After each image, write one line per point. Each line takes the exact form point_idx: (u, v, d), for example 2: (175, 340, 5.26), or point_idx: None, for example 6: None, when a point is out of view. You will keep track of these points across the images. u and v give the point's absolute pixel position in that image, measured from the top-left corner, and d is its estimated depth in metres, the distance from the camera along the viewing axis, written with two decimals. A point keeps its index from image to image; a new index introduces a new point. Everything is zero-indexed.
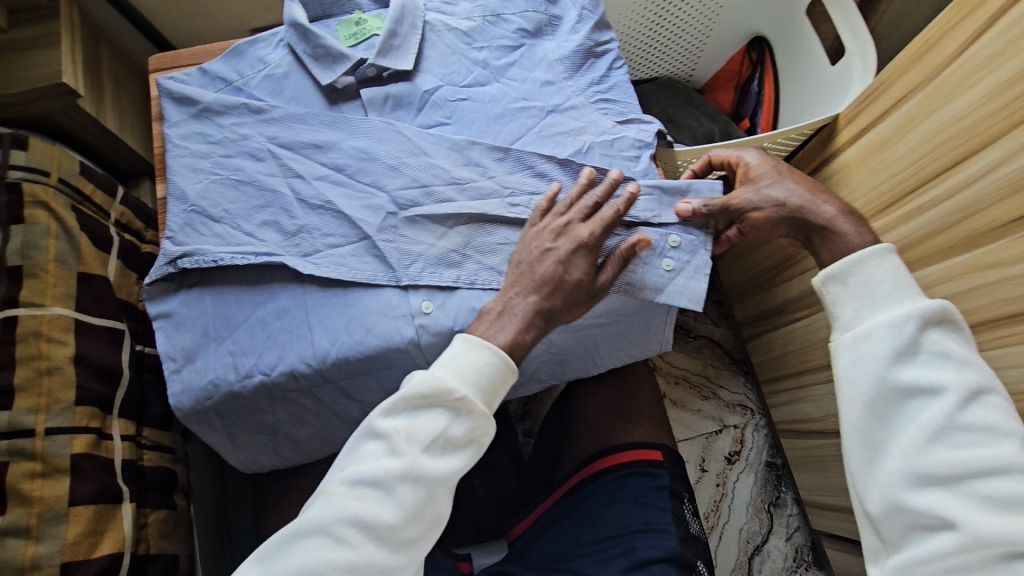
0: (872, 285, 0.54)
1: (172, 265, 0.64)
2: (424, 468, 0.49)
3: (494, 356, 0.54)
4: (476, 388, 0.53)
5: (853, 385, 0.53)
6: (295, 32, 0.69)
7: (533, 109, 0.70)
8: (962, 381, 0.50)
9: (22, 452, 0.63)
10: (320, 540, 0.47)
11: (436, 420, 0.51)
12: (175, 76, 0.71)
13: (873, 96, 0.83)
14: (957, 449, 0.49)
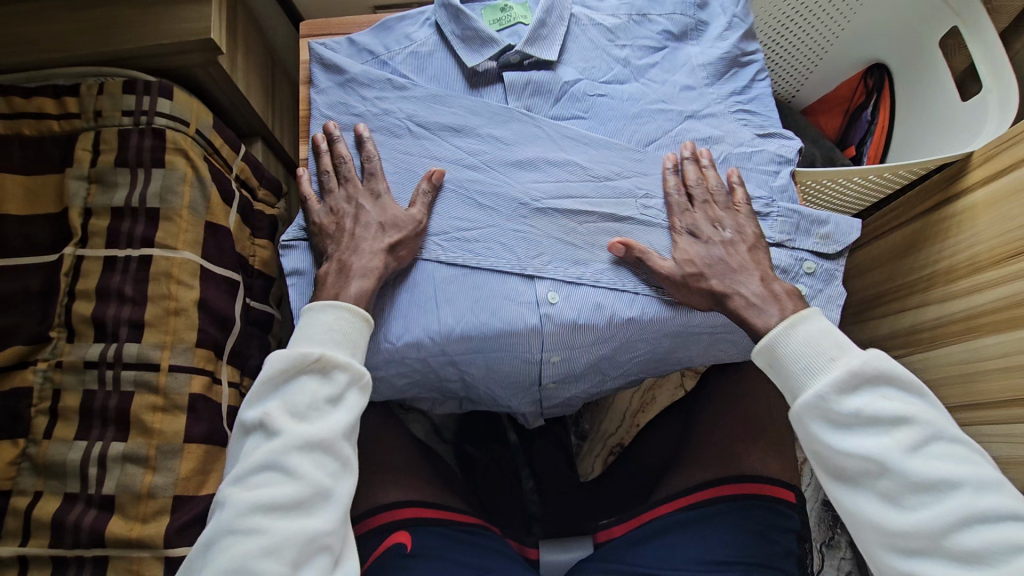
0: (800, 362, 0.55)
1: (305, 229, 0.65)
2: (299, 435, 0.52)
3: (344, 314, 0.57)
4: (337, 345, 0.56)
5: (816, 455, 0.55)
6: (447, 12, 0.71)
7: (671, 113, 0.70)
8: (896, 441, 0.52)
9: (148, 385, 0.68)
10: (236, 533, 0.50)
11: (304, 388, 0.54)
12: (326, 43, 0.73)
13: (1012, 141, 0.82)
14: (924, 511, 0.51)
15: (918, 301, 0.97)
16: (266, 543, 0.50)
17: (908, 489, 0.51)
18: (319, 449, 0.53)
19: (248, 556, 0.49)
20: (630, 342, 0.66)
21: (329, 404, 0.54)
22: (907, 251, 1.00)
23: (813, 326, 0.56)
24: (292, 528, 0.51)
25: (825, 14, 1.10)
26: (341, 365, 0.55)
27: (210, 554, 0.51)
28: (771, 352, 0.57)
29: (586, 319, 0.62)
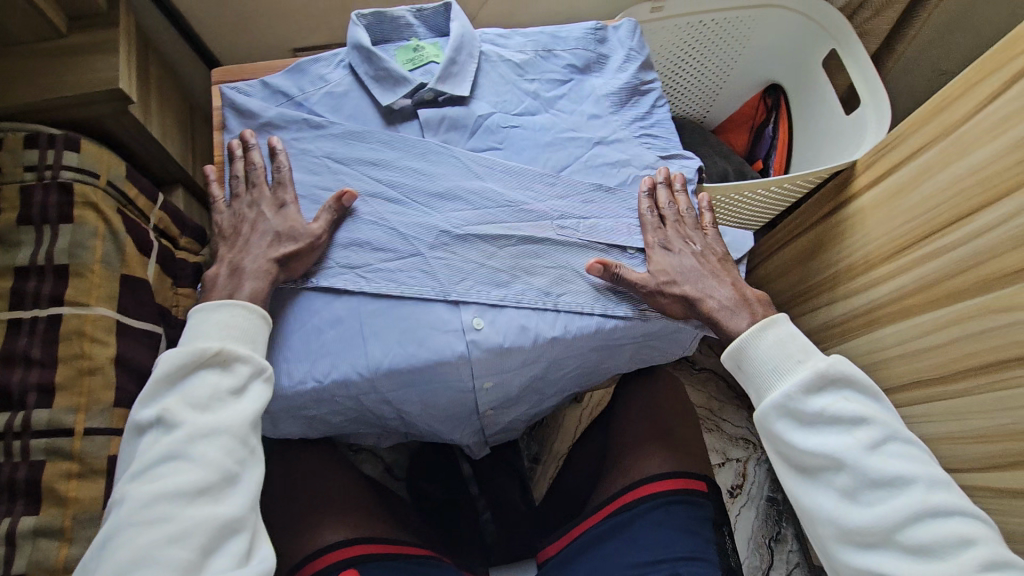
0: (764, 367, 0.61)
1: None
2: (205, 422, 0.53)
3: (233, 310, 0.58)
4: (235, 338, 0.57)
5: (778, 457, 0.60)
6: (359, 55, 0.73)
7: (581, 140, 0.74)
8: (856, 440, 0.56)
9: (61, 452, 0.64)
10: (138, 524, 0.49)
11: (204, 382, 0.55)
12: (238, 87, 0.74)
13: (889, 147, 0.90)
14: (874, 505, 0.55)
15: (830, 297, 1.05)
16: (173, 530, 0.49)
17: (861, 486, 0.55)
18: (228, 433, 0.53)
19: (154, 544, 0.48)
20: (558, 360, 0.68)
21: (235, 394, 0.55)
22: (816, 253, 1.08)
23: (773, 334, 0.61)
24: (195, 517, 0.50)
25: (727, 42, 1.18)
26: (242, 355, 0.56)
27: (105, 552, 0.49)
28: (740, 353, 0.62)
29: (512, 341, 0.64)
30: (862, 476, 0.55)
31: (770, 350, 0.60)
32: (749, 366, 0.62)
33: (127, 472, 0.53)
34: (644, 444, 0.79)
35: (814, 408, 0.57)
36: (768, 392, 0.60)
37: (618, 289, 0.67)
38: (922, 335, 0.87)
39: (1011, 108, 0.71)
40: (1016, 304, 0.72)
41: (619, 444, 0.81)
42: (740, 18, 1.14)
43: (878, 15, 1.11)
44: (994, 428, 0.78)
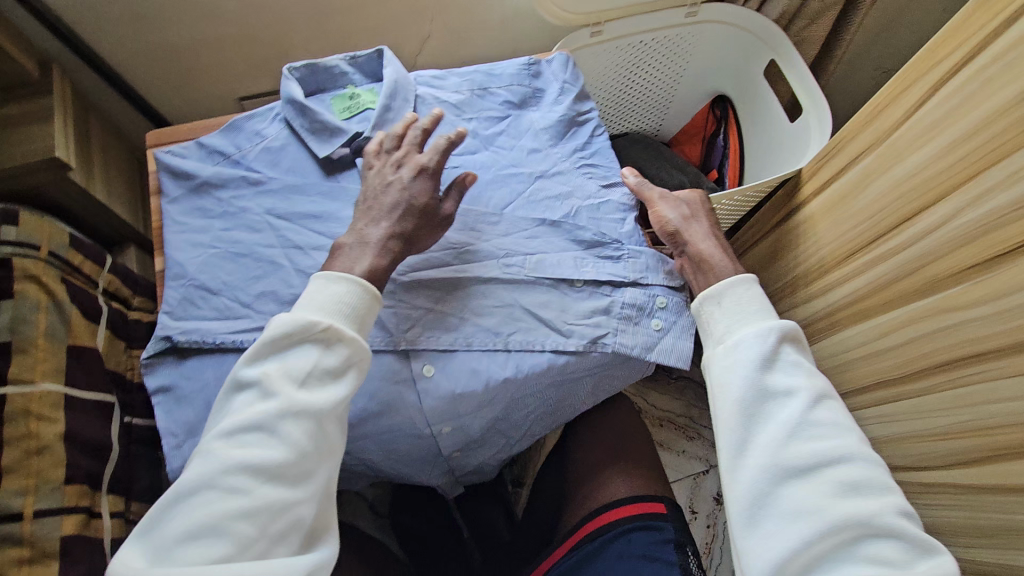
0: (722, 319, 0.66)
1: (168, 340, 0.64)
2: (298, 405, 0.55)
3: (353, 287, 0.60)
4: (347, 321, 0.59)
5: (728, 387, 0.62)
6: (293, 108, 0.73)
7: (522, 175, 0.75)
8: (811, 386, 0.61)
9: (10, 537, 0.61)
10: (216, 488, 0.53)
11: (307, 358, 0.57)
12: (174, 150, 0.74)
13: (834, 153, 0.91)
14: (810, 442, 0.58)
15: (792, 302, 1.07)
16: (248, 503, 0.52)
17: (794, 428, 0.59)
18: (313, 419, 0.56)
19: (227, 513, 0.52)
20: (516, 400, 0.68)
21: (331, 382, 0.58)
22: (775, 260, 1.10)
23: (752, 288, 0.67)
24: (266, 501, 0.53)
25: (669, 58, 1.20)
26: (345, 342, 0.58)
27: (181, 503, 0.53)
28: (700, 304, 0.68)
29: (464, 386, 0.64)
30: (795, 420, 0.59)
31: (749, 295, 0.65)
32: (726, 304, 0.66)
33: (218, 428, 0.56)
34: (604, 468, 0.80)
35: (761, 354, 0.62)
36: (719, 341, 0.65)
37: (567, 324, 0.67)
38: (880, 336, 0.88)
39: (940, 111, 0.71)
40: (965, 303, 0.73)
41: (579, 476, 0.82)
42: (680, 35, 1.15)
43: (813, 23, 1.14)
44: (954, 426, 0.79)
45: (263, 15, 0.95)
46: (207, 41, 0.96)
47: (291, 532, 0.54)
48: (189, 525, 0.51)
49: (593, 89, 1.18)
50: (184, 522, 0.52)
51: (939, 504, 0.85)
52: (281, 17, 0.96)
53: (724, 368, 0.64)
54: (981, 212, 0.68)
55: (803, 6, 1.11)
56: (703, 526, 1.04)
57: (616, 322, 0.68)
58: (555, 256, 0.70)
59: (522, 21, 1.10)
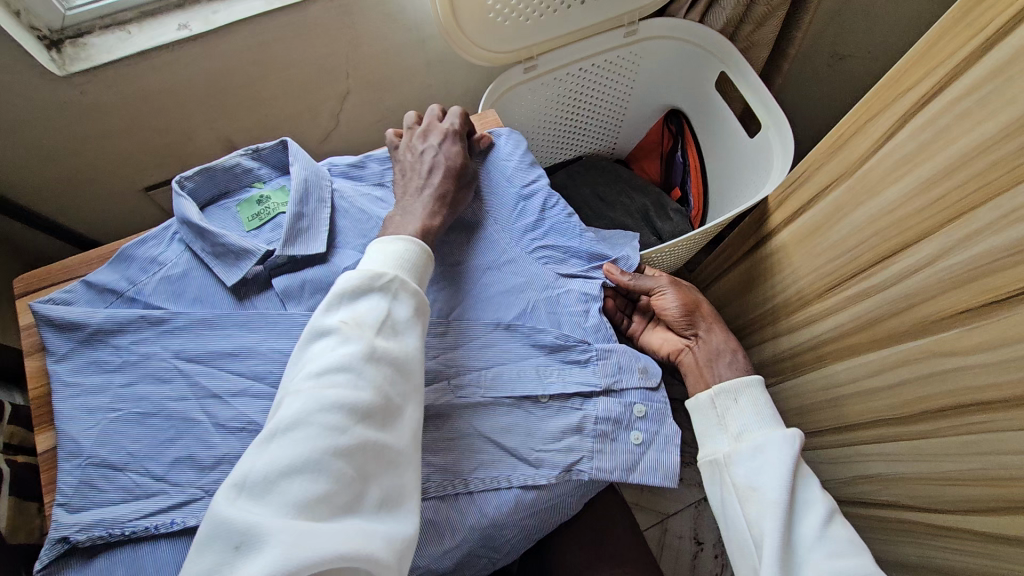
0: (739, 416, 0.62)
1: (66, 542, 0.51)
2: (382, 346, 0.52)
3: (411, 245, 0.59)
4: (410, 273, 0.58)
5: (751, 488, 0.57)
6: (190, 230, 0.62)
7: (466, 271, 0.68)
8: (829, 502, 0.56)
9: None
10: (312, 426, 0.46)
11: (376, 304, 0.54)
12: (53, 297, 0.60)
13: (797, 184, 0.85)
14: (830, 560, 0.52)
15: (774, 331, 0.99)
16: (344, 444, 0.46)
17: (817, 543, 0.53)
18: (394, 363, 0.52)
19: (323, 454, 0.45)
20: (486, 543, 0.59)
21: (407, 327, 0.54)
22: (752, 287, 1.02)
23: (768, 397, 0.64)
24: (361, 441, 0.47)
25: (615, 82, 1.11)
26: (412, 290, 0.56)
27: (271, 446, 0.45)
28: (715, 397, 0.64)
29: (421, 544, 0.56)
30: (817, 534, 0.54)
31: (765, 398, 0.62)
32: (743, 403, 0.63)
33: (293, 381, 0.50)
34: (589, 571, 0.73)
35: (791, 456, 0.57)
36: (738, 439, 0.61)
37: (536, 452, 0.59)
38: (871, 374, 0.80)
39: (912, 146, 0.65)
40: (963, 348, 0.65)
41: None
42: (621, 56, 1.06)
43: (760, 27, 1.05)
44: (959, 472, 0.71)
45: (150, 102, 0.83)
46: (89, 138, 0.84)
47: (386, 487, 0.48)
48: (278, 468, 0.44)
49: (531, 124, 1.09)
50: (273, 466, 0.44)
51: (957, 548, 0.78)
52: (171, 101, 0.85)
53: (744, 468, 0.58)
54: (967, 255, 0.61)
55: (749, 12, 1.02)
56: (711, 559, 1.09)
57: (590, 443, 0.60)
58: (514, 365, 0.63)
59: (449, 65, 1.00)
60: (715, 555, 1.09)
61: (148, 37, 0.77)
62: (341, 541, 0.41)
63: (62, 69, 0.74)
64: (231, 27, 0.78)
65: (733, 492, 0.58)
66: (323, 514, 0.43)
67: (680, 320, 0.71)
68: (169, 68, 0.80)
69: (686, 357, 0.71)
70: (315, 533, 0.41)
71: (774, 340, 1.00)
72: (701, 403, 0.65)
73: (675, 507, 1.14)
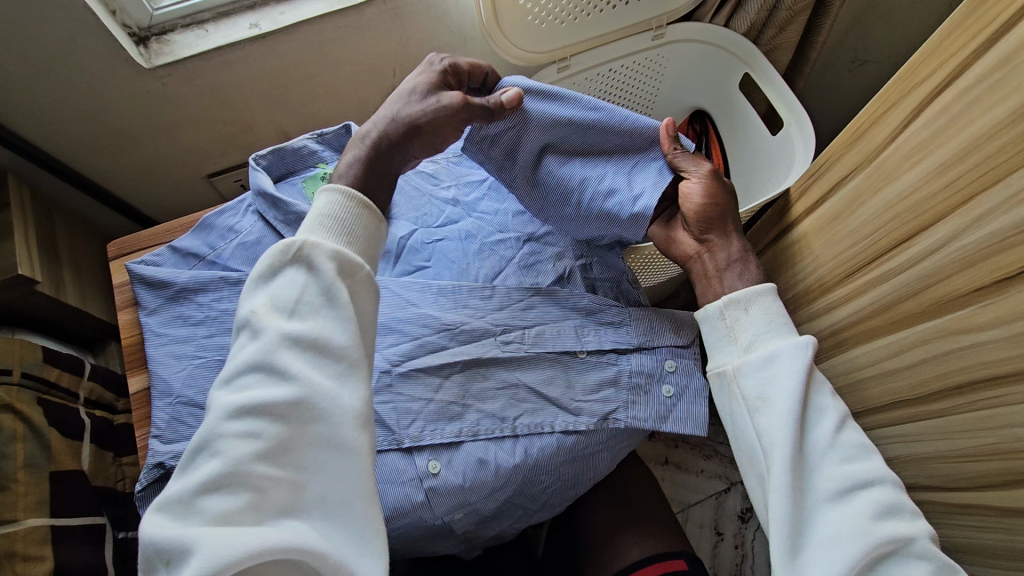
0: (749, 326, 0.64)
1: (162, 467, 0.59)
2: (297, 334, 0.52)
3: (337, 197, 0.58)
4: (334, 236, 0.57)
5: (765, 404, 0.60)
6: (264, 200, 0.70)
7: (511, 240, 0.74)
8: (836, 405, 0.62)
9: None
10: (235, 429, 0.49)
11: (292, 287, 0.54)
12: (145, 259, 0.69)
13: (818, 173, 0.90)
14: (842, 463, 0.58)
15: (796, 320, 1.02)
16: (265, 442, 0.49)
17: (829, 449, 0.59)
18: (317, 346, 0.53)
19: (242, 459, 0.48)
20: (527, 480, 0.65)
21: (327, 304, 0.54)
22: (774, 275, 1.06)
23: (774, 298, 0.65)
24: (279, 438, 0.49)
25: (642, 83, 1.17)
26: (329, 257, 0.55)
27: (201, 456, 0.49)
28: (724, 308, 0.65)
29: (472, 479, 0.62)
30: (829, 440, 0.59)
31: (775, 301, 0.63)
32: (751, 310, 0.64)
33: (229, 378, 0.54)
34: (616, 528, 0.78)
35: (803, 367, 0.60)
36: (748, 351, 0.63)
37: (575, 401, 0.64)
38: (889, 356, 0.83)
39: (925, 134, 0.70)
40: (977, 326, 0.68)
41: (592, 540, 0.79)
42: (649, 58, 1.13)
43: (784, 31, 1.10)
44: (977, 448, 0.74)
45: (218, 94, 0.92)
46: (162, 128, 0.93)
47: (319, 474, 0.50)
48: (200, 479, 0.48)
49: None
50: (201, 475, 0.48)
51: (972, 524, 0.80)
52: (237, 93, 0.93)
53: (754, 381, 0.61)
54: (978, 236, 0.65)
55: (773, 15, 1.07)
56: (730, 550, 1.02)
57: (625, 395, 0.65)
58: (555, 325, 0.68)
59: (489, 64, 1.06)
60: (734, 545, 1.02)
61: (223, 35, 0.86)
62: (263, 538, 0.46)
63: (148, 63, 0.83)
64: (295, 26, 0.86)
65: (747, 408, 0.62)
66: (252, 517, 0.47)
67: (702, 217, 0.67)
68: (238, 64, 0.88)
69: (694, 265, 0.70)
70: (232, 535, 0.45)
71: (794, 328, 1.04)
72: (709, 314, 0.66)
73: (696, 499, 1.08)
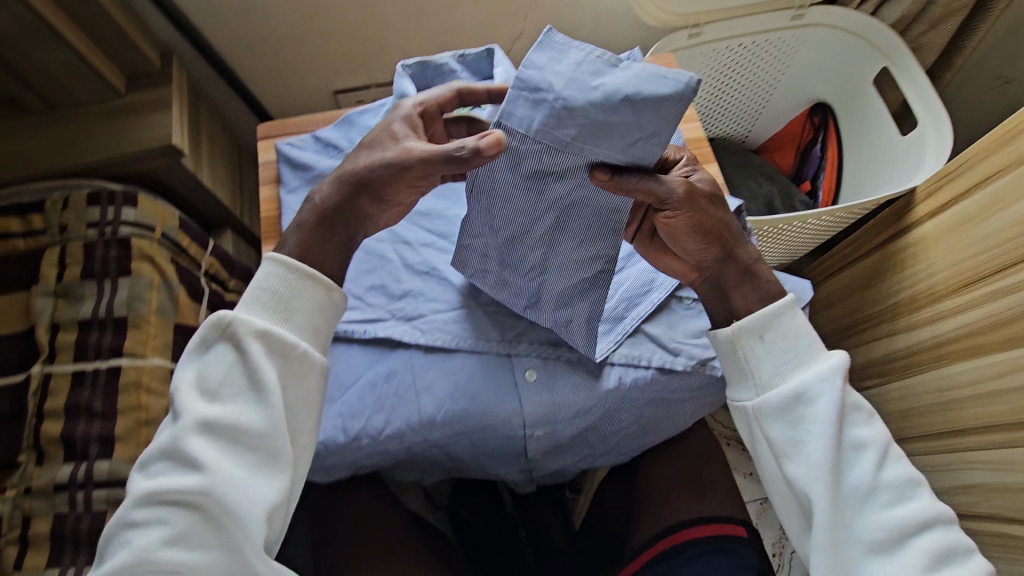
0: (765, 360, 0.58)
1: None
2: (218, 416, 0.50)
3: (274, 273, 0.54)
4: (267, 315, 0.54)
5: (796, 451, 0.56)
6: (403, 105, 0.73)
7: None
8: (879, 436, 0.57)
9: (123, 478, 0.67)
10: (147, 516, 0.48)
11: (220, 365, 0.52)
12: (292, 142, 0.75)
13: (948, 177, 0.86)
14: (888, 505, 0.55)
15: (888, 330, 0.96)
16: (178, 529, 0.48)
17: (873, 491, 0.55)
18: (235, 430, 0.50)
19: (149, 546, 0.47)
20: (614, 411, 0.66)
21: (252, 390, 0.52)
22: (869, 285, 1.01)
23: (795, 312, 0.59)
24: (192, 526, 0.48)
25: (768, 65, 1.14)
26: (255, 338, 0.52)
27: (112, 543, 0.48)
28: (738, 339, 0.59)
29: (563, 396, 0.64)
30: (873, 481, 0.55)
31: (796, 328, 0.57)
32: (770, 339, 0.58)
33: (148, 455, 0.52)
34: (679, 488, 0.78)
35: (835, 402, 0.55)
36: (766, 386, 0.58)
37: (675, 342, 0.65)
38: (994, 375, 0.78)
39: None
40: None
41: (649, 498, 0.79)
42: (783, 39, 1.09)
43: (934, 29, 1.05)
44: None
45: (363, 12, 0.97)
46: (307, 37, 0.99)
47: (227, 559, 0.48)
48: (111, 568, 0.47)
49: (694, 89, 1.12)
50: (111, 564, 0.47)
51: None
52: (380, 15, 0.97)
53: (780, 424, 0.57)
54: None
55: (926, 10, 1.02)
56: None
57: None
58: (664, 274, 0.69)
59: (619, 21, 1.07)
60: None
61: None
62: None
63: None
64: None
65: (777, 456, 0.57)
66: None
67: (691, 244, 0.60)
68: None
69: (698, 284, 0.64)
70: None
71: (877, 341, 0.99)
72: (721, 344, 0.61)
73: None
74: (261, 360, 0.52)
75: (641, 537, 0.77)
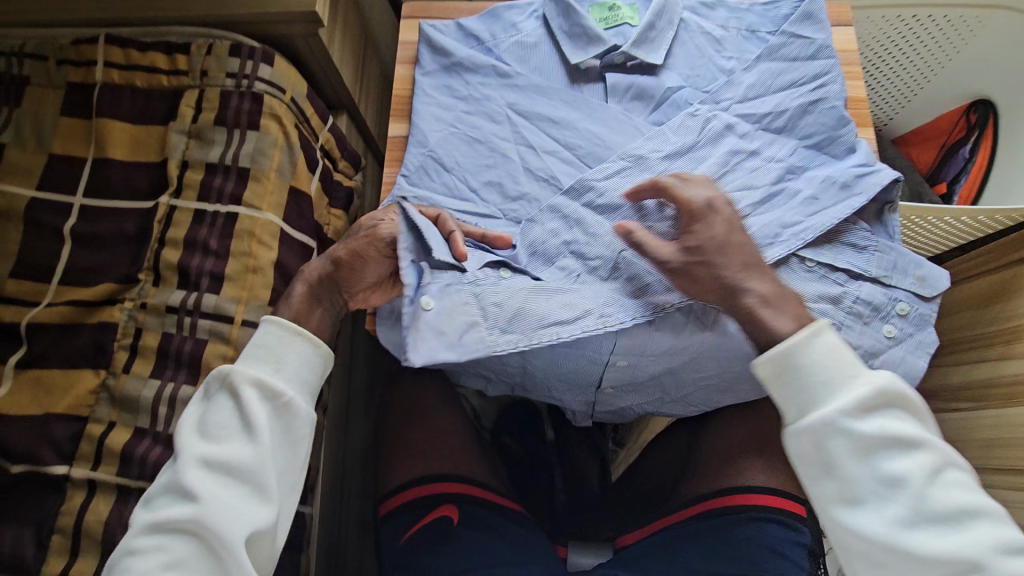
0: (800, 401, 0.53)
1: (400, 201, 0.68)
2: (215, 453, 0.55)
3: (267, 331, 0.60)
4: (265, 363, 0.58)
5: (819, 484, 0.53)
6: (556, 8, 0.76)
7: (787, 141, 0.69)
8: (921, 466, 0.51)
9: (226, 315, 0.72)
10: (153, 537, 0.53)
11: (221, 408, 0.57)
12: (435, 25, 0.77)
13: None
14: (929, 537, 0.50)
15: (998, 353, 0.81)
16: (176, 560, 0.52)
17: (917, 523, 0.50)
18: (228, 469, 0.54)
19: None
20: (709, 355, 0.65)
21: (249, 424, 0.56)
22: (993, 302, 0.84)
23: (816, 341, 0.53)
24: (190, 558, 0.52)
25: (935, 44, 1.03)
26: (253, 382, 0.57)
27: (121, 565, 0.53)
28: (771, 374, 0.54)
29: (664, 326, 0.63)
30: (913, 516, 0.50)
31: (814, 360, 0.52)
32: (795, 376, 0.53)
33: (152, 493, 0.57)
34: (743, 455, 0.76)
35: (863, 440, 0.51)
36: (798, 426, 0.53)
37: None
38: None
39: None
40: None
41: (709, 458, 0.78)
42: (960, 18, 0.99)
43: None
44: None
45: None
46: None
47: None
48: None
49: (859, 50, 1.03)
50: None
51: None
52: None
53: (808, 463, 0.53)
54: None
55: None
56: None
57: (845, 316, 0.64)
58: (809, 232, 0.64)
59: None
60: None
61: None
62: None
63: None
64: None
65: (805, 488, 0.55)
66: None
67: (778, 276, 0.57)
68: None
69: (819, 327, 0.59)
70: None
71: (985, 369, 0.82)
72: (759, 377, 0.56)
73: None
74: (252, 403, 0.56)
75: (688, 496, 0.76)
